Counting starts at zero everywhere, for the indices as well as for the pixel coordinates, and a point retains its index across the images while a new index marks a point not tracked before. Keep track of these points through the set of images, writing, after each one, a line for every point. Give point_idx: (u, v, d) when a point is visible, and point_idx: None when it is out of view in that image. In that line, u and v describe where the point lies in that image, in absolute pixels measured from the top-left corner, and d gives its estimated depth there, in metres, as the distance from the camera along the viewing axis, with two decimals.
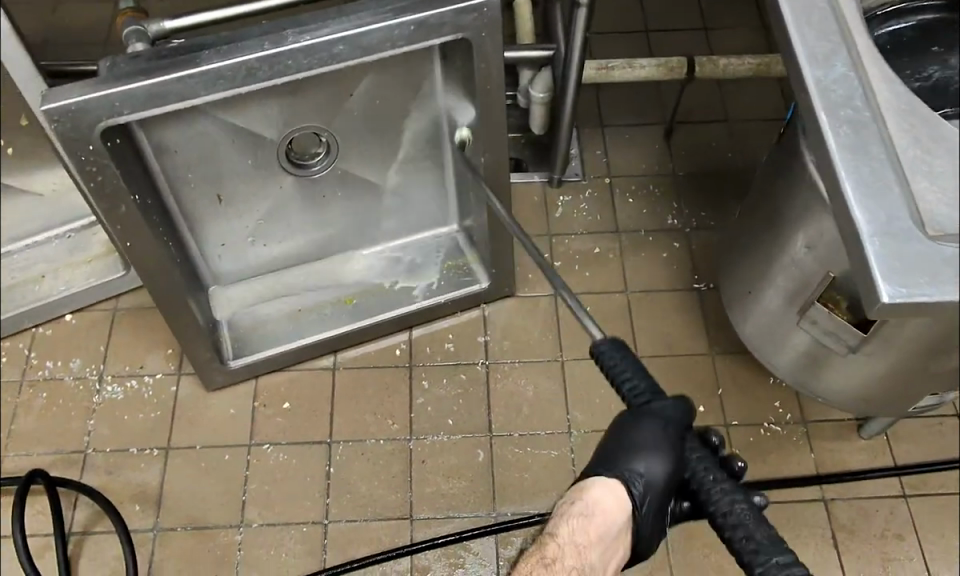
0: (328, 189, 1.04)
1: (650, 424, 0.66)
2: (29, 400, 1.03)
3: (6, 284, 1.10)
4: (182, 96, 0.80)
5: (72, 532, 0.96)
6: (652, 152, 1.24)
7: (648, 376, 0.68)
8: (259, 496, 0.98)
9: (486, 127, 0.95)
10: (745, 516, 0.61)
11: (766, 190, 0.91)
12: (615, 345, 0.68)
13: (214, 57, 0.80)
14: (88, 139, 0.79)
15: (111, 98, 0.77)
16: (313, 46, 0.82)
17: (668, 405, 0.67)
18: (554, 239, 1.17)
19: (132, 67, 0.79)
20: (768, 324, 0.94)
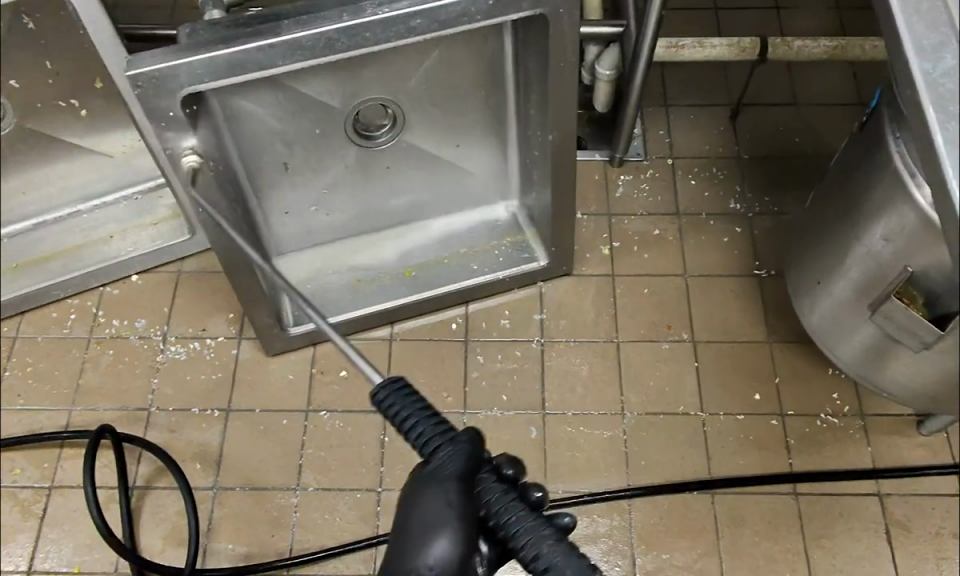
0: (391, 161, 1.05)
1: (430, 483, 0.49)
2: (95, 356, 1.06)
3: (75, 243, 1.12)
4: (260, 66, 0.82)
5: (136, 486, 0.99)
6: (717, 133, 1.23)
7: (435, 418, 0.52)
8: (315, 460, 1.00)
9: (556, 105, 0.95)
10: (555, 553, 0.46)
11: (845, 180, 0.92)
12: (392, 389, 0.54)
13: (294, 27, 0.81)
14: (167, 107, 0.82)
15: (192, 66, 0.79)
16: (391, 18, 0.82)
17: (447, 457, 0.50)
18: (614, 218, 1.16)
19: (212, 36, 0.80)
20: (837, 313, 0.97)
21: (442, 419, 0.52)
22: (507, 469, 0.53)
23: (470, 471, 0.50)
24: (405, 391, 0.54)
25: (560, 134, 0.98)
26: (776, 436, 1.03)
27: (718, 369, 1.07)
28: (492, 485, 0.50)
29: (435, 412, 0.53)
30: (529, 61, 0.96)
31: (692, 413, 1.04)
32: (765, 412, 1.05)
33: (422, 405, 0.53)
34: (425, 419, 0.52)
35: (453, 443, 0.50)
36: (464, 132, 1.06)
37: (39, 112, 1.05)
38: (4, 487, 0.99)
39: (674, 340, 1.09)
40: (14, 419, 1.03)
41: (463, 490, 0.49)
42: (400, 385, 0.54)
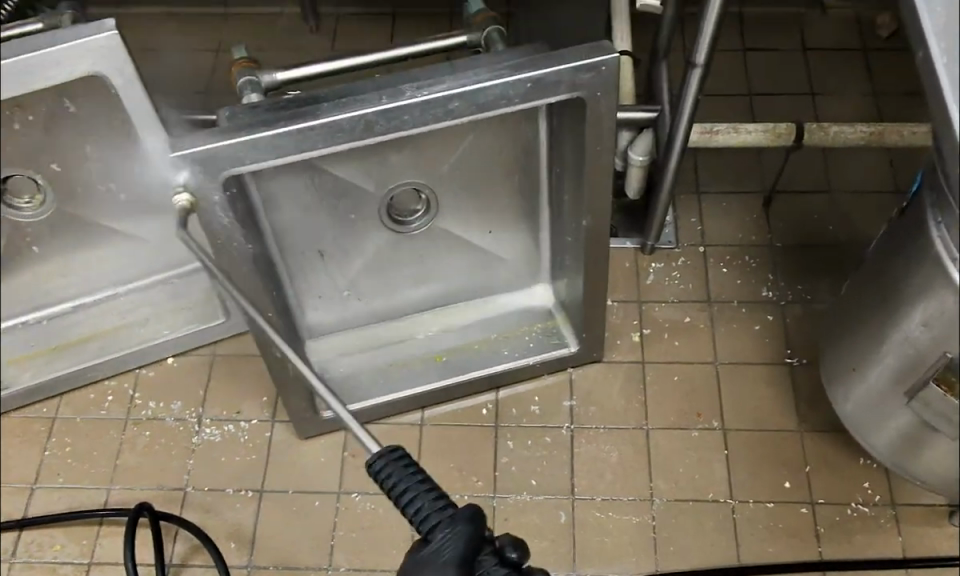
0: (424, 246, 1.09)
1: (432, 568, 0.56)
2: (134, 436, 1.10)
3: (111, 325, 1.13)
4: (300, 148, 0.88)
5: (172, 564, 1.01)
6: (750, 221, 1.24)
7: (435, 496, 0.59)
8: (347, 541, 1.02)
9: (592, 188, 0.99)
10: None
11: (881, 266, 0.92)
12: (391, 463, 0.61)
13: (336, 109, 0.87)
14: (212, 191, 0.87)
15: (236, 148, 0.85)
16: (429, 100, 0.88)
17: (446, 539, 0.56)
18: (643, 305, 1.18)
19: (251, 118, 0.87)
20: (875, 398, 0.96)
21: (441, 505, 0.59)
22: (505, 544, 0.57)
23: (469, 555, 0.56)
24: (407, 466, 0.61)
25: (593, 220, 1.01)
26: (806, 524, 1.03)
27: (747, 457, 1.07)
28: (491, 569, 0.56)
29: (434, 488, 0.60)
30: (564, 142, 1.00)
31: (721, 501, 1.04)
32: (794, 501, 1.04)
33: (421, 476, 0.61)
34: (425, 495, 0.60)
35: (452, 525, 0.57)
36: (497, 218, 1.09)
37: (28, 184, 0.93)
38: (45, 563, 1.02)
39: (704, 428, 1.09)
40: (56, 497, 1.06)
41: (462, 575, 0.55)
42: (401, 456, 0.62)
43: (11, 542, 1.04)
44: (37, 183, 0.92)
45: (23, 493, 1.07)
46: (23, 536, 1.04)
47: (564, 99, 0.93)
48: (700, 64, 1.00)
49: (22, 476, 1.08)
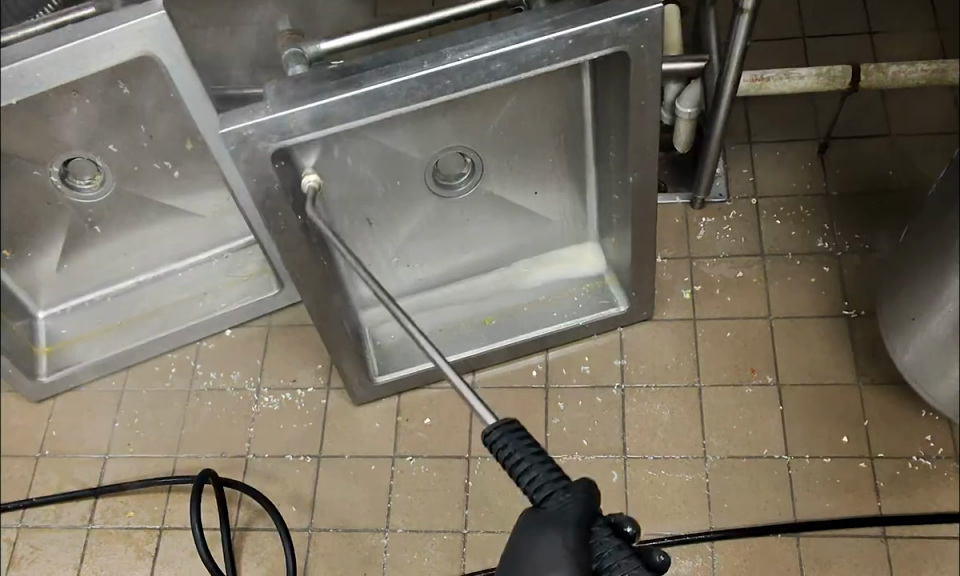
0: (473, 211, 1.09)
1: (552, 525, 0.58)
2: (196, 407, 1.13)
3: (175, 299, 1.19)
4: (345, 118, 0.88)
5: (237, 527, 1.06)
6: (804, 169, 1.20)
7: (548, 466, 0.61)
8: (403, 504, 1.05)
9: (638, 144, 0.97)
10: None
11: (943, 208, 0.86)
12: (510, 436, 0.63)
13: (377, 76, 0.87)
14: (267, 173, 0.90)
15: (279, 122, 0.86)
16: (472, 63, 0.87)
17: (566, 504, 0.59)
18: (694, 261, 1.15)
19: (298, 92, 0.87)
20: (939, 350, 0.89)
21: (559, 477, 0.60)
22: (617, 521, 0.61)
23: (587, 521, 0.58)
24: (520, 436, 0.63)
25: (639, 176, 0.99)
26: (864, 479, 1.01)
27: (803, 413, 1.05)
28: (604, 537, 0.58)
29: (545, 457, 0.62)
30: (609, 101, 0.99)
31: (777, 457, 1.03)
32: (853, 455, 1.02)
33: (533, 449, 0.63)
34: (539, 465, 0.61)
35: (570, 492, 0.59)
36: (541, 178, 1.08)
37: (137, 178, 1.11)
38: (120, 528, 1.07)
39: (759, 384, 1.07)
40: (126, 465, 1.11)
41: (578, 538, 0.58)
42: (515, 429, 0.64)
43: (86, 510, 1.09)
44: (148, 176, 1.12)
45: (95, 462, 1.11)
46: (99, 503, 1.09)
47: (606, 53, 0.92)
48: (747, 10, 0.97)
49: (93, 447, 1.13)
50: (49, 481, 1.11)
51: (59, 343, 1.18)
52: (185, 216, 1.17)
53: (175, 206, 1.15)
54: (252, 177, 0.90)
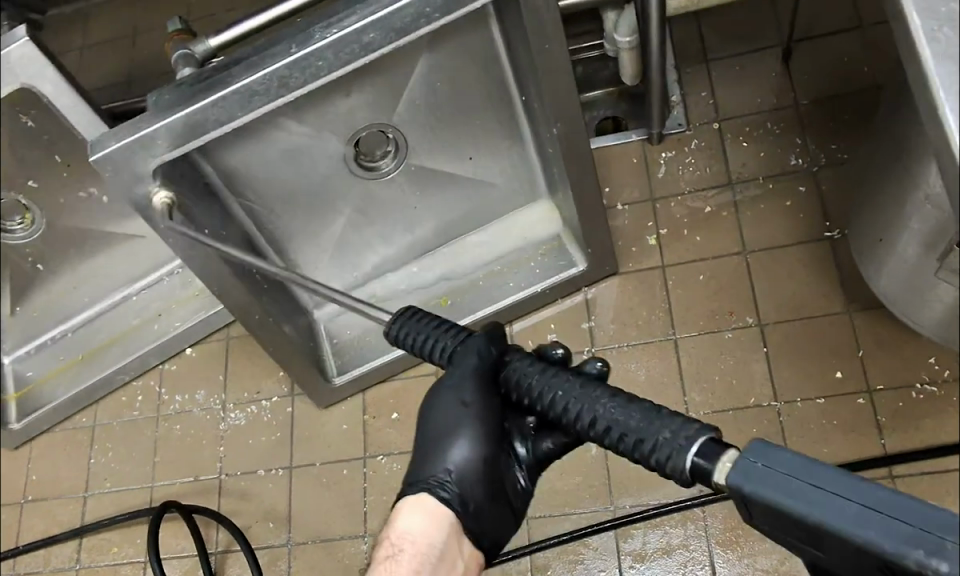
0: (409, 187, 1.00)
1: (456, 383, 0.62)
2: (167, 432, 1.10)
3: (129, 326, 1.15)
4: (219, 122, 0.80)
5: (217, 550, 1.02)
6: (770, 81, 1.09)
7: (453, 331, 0.63)
8: (378, 506, 1.00)
9: (554, 96, 0.86)
10: (602, 408, 0.54)
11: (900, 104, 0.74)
12: (406, 322, 0.64)
13: (244, 72, 0.79)
14: (157, 195, 0.83)
15: (152, 137, 0.79)
16: (341, 39, 0.79)
17: (467, 351, 0.62)
18: (658, 203, 1.07)
19: (175, 99, 0.80)
20: (917, 272, 0.77)
21: (463, 338, 0.63)
22: (543, 350, 0.63)
23: (491, 362, 0.62)
24: (418, 316, 0.64)
25: (564, 126, 0.89)
26: (863, 416, 0.92)
27: (791, 352, 0.96)
28: (520, 368, 0.60)
29: (448, 325, 0.64)
30: (520, 49, 0.86)
31: (766, 405, 0.94)
32: (849, 391, 0.93)
33: (437, 325, 0.64)
34: (443, 334, 0.63)
35: (469, 342, 0.62)
36: (474, 142, 0.98)
37: (67, 210, 1.08)
38: (106, 565, 1.05)
39: (738, 326, 0.99)
40: (106, 501, 1.08)
41: (480, 386, 0.62)
42: (411, 313, 0.65)
43: (74, 552, 1.07)
44: (78, 206, 1.08)
45: (76, 502, 1.09)
46: (83, 543, 1.07)
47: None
48: None
49: (73, 487, 1.11)
50: (35, 525, 1.10)
51: (27, 386, 1.16)
52: (126, 240, 1.13)
53: (113, 231, 1.11)
54: (140, 198, 0.83)
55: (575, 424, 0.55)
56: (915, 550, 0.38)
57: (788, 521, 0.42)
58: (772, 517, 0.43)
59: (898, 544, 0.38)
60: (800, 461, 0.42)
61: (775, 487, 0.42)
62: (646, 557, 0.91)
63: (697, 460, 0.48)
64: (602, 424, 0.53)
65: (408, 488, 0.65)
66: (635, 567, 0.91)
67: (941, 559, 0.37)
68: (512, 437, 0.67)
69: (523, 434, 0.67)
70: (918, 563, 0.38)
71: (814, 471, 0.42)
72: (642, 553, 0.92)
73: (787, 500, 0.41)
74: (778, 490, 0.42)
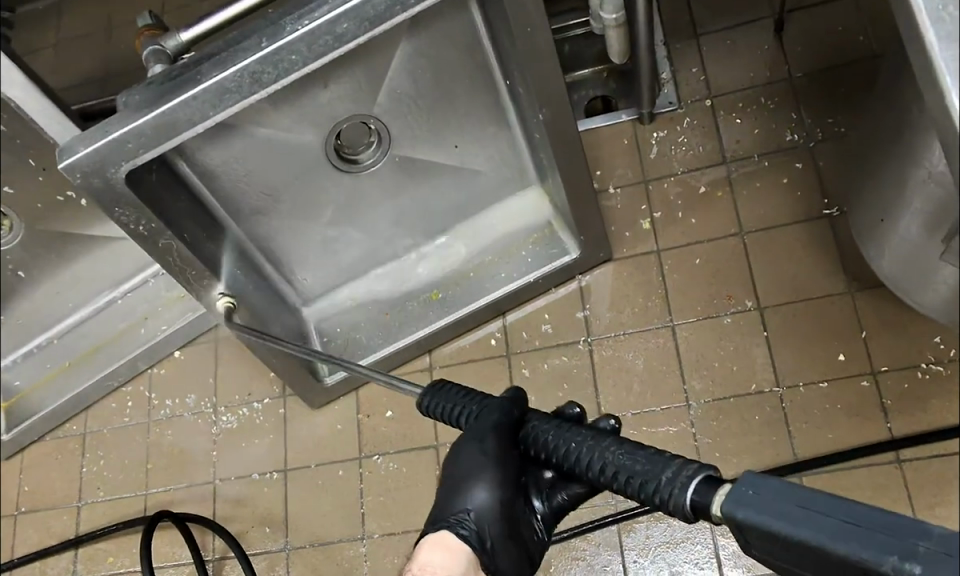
0: (394, 179, 0.95)
1: (474, 434, 0.61)
2: (158, 438, 1.08)
3: (115, 331, 1.13)
4: (192, 122, 0.73)
5: (214, 557, 1.00)
6: (762, 54, 1.06)
7: (479, 397, 0.63)
8: (376, 507, 0.98)
9: (540, 81, 0.80)
10: (607, 454, 0.53)
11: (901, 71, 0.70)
12: (437, 392, 0.64)
13: (214, 69, 0.71)
14: (133, 203, 0.76)
15: (123, 141, 0.72)
16: (314, 31, 0.71)
17: (487, 411, 0.62)
18: (651, 184, 1.04)
19: (145, 98, 0.72)
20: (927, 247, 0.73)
21: (488, 400, 0.62)
22: (560, 411, 0.62)
23: (512, 422, 0.61)
24: (446, 387, 0.65)
25: (550, 112, 0.84)
26: (867, 400, 0.89)
27: (792, 335, 0.94)
28: (539, 426, 0.59)
29: (475, 394, 0.64)
30: (501, 30, 0.80)
31: (768, 391, 0.92)
32: (852, 373, 0.91)
33: (466, 393, 0.64)
34: (470, 400, 0.63)
35: (491, 404, 0.62)
36: (460, 131, 0.93)
37: (45, 216, 1.04)
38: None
39: (737, 311, 0.96)
40: (100, 510, 1.07)
41: (498, 438, 0.61)
42: (441, 385, 0.65)
43: (69, 563, 1.05)
44: (55, 211, 1.04)
45: (71, 512, 1.08)
46: (79, 554, 1.05)
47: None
48: None
49: (66, 497, 1.09)
50: (29, 538, 1.08)
51: (15, 397, 1.14)
52: (106, 243, 1.10)
53: (92, 235, 1.08)
54: (115, 206, 0.76)
55: (586, 473, 0.54)
56: (893, 558, 0.38)
57: (777, 543, 0.42)
58: (761, 542, 0.42)
59: (877, 553, 0.38)
60: (783, 484, 0.42)
61: (759, 508, 0.42)
62: (650, 551, 0.90)
63: (697, 498, 0.47)
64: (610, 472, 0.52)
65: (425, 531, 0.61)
66: (640, 561, 0.90)
67: (916, 562, 0.38)
68: (529, 491, 0.64)
69: (539, 489, 0.65)
70: (896, 570, 0.38)
71: (798, 495, 0.42)
72: (645, 547, 0.90)
73: (773, 521, 0.41)
74: (764, 511, 0.42)
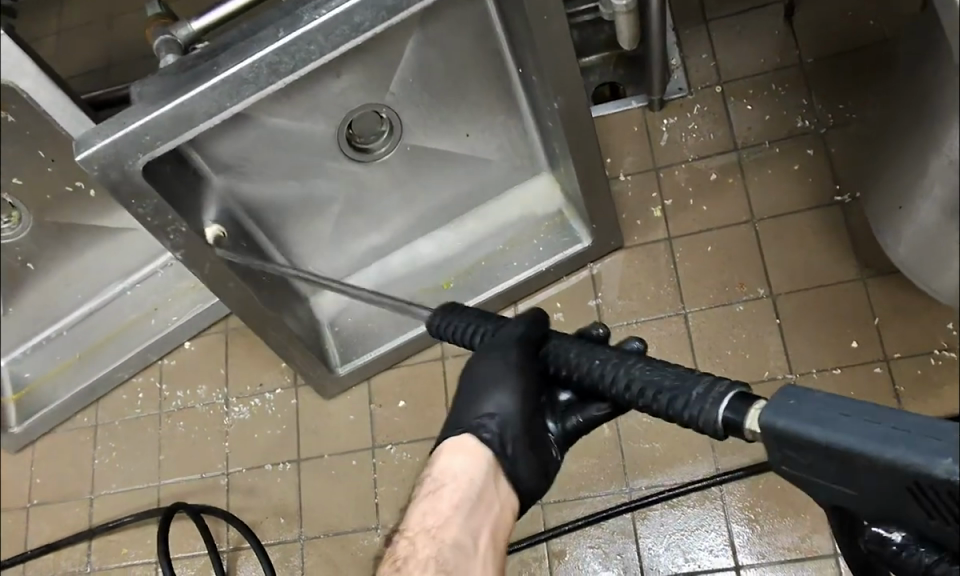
0: (406, 167, 0.94)
1: (492, 350, 0.62)
2: (170, 429, 1.08)
3: (125, 322, 1.13)
4: (208, 114, 0.72)
5: (229, 547, 1.01)
6: (773, 40, 1.06)
7: (494, 319, 0.65)
8: (390, 497, 0.99)
9: (556, 68, 0.80)
10: (637, 369, 0.53)
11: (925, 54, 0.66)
12: (449, 312, 0.67)
13: (231, 60, 0.71)
14: (148, 195, 0.76)
15: (140, 133, 0.71)
16: (331, 22, 0.70)
17: (508, 328, 0.63)
18: (662, 172, 1.04)
19: (161, 89, 0.72)
20: (929, 244, 0.67)
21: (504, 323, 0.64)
22: (583, 331, 0.64)
23: (533, 338, 0.62)
24: (461, 310, 0.67)
25: (565, 100, 0.83)
26: (880, 385, 0.90)
27: (804, 322, 0.94)
28: (561, 344, 0.60)
29: (488, 316, 0.66)
30: (515, 18, 0.79)
31: (780, 377, 0.92)
32: (865, 361, 0.91)
33: (482, 315, 0.66)
34: (486, 322, 0.65)
35: (511, 322, 0.64)
36: (472, 119, 0.92)
37: (54, 207, 1.04)
38: (117, 567, 1.04)
39: (749, 299, 0.96)
40: (113, 502, 1.07)
41: (520, 351, 0.61)
42: (456, 309, 0.67)
43: (83, 554, 1.05)
44: (64, 202, 1.03)
45: (83, 503, 1.08)
46: (93, 545, 1.05)
47: None
48: None
49: (79, 489, 1.09)
50: (42, 531, 1.08)
51: (25, 388, 1.14)
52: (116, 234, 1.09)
53: (102, 226, 1.07)
54: (131, 199, 0.76)
55: (610, 389, 0.54)
56: (946, 462, 0.38)
57: (823, 453, 0.42)
58: (806, 454, 0.43)
59: (929, 458, 0.39)
60: (832, 396, 0.43)
61: (807, 418, 0.43)
62: (665, 538, 0.90)
63: (729, 415, 0.47)
64: (630, 386, 0.53)
65: (447, 434, 0.64)
66: (654, 549, 0.90)
67: None
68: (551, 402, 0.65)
69: (553, 410, 0.65)
70: (947, 472, 0.38)
71: (845, 406, 0.42)
72: (659, 535, 0.90)
73: (821, 430, 0.42)
74: (811, 420, 0.42)
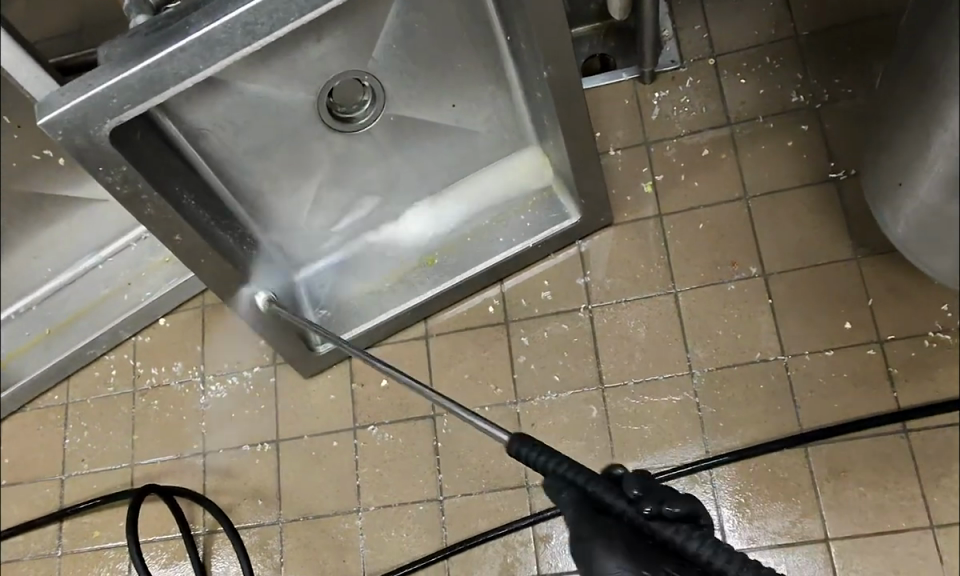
0: (388, 139, 0.91)
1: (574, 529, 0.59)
2: (144, 408, 1.05)
3: (97, 296, 1.09)
4: (178, 77, 0.69)
5: (204, 530, 0.98)
6: (766, 12, 1.03)
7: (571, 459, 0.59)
8: (372, 479, 0.96)
9: (548, 34, 0.76)
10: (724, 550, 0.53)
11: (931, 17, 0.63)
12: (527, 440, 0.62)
13: (204, 19, 0.67)
14: (117, 162, 0.72)
15: (107, 95, 0.67)
16: None
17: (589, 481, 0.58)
18: (653, 146, 1.01)
19: (130, 48, 0.68)
20: (929, 224, 0.63)
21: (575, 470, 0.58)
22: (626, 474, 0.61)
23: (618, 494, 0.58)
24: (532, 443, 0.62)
25: (555, 69, 0.80)
26: (874, 367, 0.88)
27: (798, 302, 0.92)
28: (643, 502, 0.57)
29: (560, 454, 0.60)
30: None
31: (773, 359, 0.90)
32: (859, 342, 0.89)
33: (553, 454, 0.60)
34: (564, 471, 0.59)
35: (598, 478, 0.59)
36: (459, 90, 0.88)
37: (24, 174, 0.99)
38: (90, 551, 1.00)
39: (741, 278, 0.94)
40: (85, 482, 1.04)
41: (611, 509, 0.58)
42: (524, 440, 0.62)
43: (54, 537, 1.02)
44: (32, 170, 0.99)
45: (54, 484, 1.05)
46: (64, 527, 1.02)
47: None
48: None
49: (49, 470, 1.05)
50: (11, 512, 1.05)
51: None
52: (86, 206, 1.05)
53: (72, 197, 1.03)
54: (98, 164, 0.72)
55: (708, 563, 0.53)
56: None
57: None
58: None
59: None
60: None
61: None
62: None
63: None
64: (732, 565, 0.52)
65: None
66: None
67: None
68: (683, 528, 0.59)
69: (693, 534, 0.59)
70: None
71: None
72: None
73: None
74: None
